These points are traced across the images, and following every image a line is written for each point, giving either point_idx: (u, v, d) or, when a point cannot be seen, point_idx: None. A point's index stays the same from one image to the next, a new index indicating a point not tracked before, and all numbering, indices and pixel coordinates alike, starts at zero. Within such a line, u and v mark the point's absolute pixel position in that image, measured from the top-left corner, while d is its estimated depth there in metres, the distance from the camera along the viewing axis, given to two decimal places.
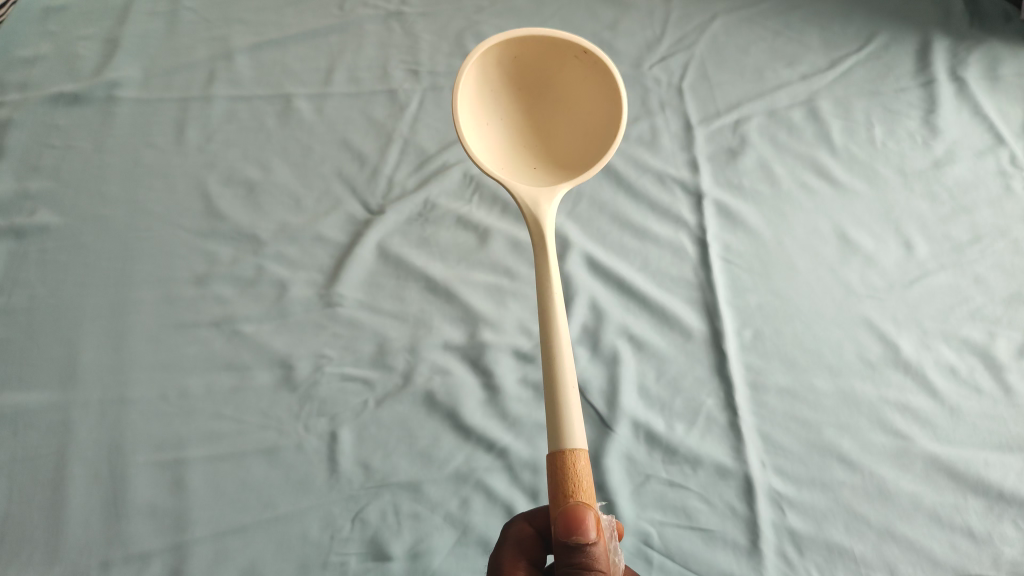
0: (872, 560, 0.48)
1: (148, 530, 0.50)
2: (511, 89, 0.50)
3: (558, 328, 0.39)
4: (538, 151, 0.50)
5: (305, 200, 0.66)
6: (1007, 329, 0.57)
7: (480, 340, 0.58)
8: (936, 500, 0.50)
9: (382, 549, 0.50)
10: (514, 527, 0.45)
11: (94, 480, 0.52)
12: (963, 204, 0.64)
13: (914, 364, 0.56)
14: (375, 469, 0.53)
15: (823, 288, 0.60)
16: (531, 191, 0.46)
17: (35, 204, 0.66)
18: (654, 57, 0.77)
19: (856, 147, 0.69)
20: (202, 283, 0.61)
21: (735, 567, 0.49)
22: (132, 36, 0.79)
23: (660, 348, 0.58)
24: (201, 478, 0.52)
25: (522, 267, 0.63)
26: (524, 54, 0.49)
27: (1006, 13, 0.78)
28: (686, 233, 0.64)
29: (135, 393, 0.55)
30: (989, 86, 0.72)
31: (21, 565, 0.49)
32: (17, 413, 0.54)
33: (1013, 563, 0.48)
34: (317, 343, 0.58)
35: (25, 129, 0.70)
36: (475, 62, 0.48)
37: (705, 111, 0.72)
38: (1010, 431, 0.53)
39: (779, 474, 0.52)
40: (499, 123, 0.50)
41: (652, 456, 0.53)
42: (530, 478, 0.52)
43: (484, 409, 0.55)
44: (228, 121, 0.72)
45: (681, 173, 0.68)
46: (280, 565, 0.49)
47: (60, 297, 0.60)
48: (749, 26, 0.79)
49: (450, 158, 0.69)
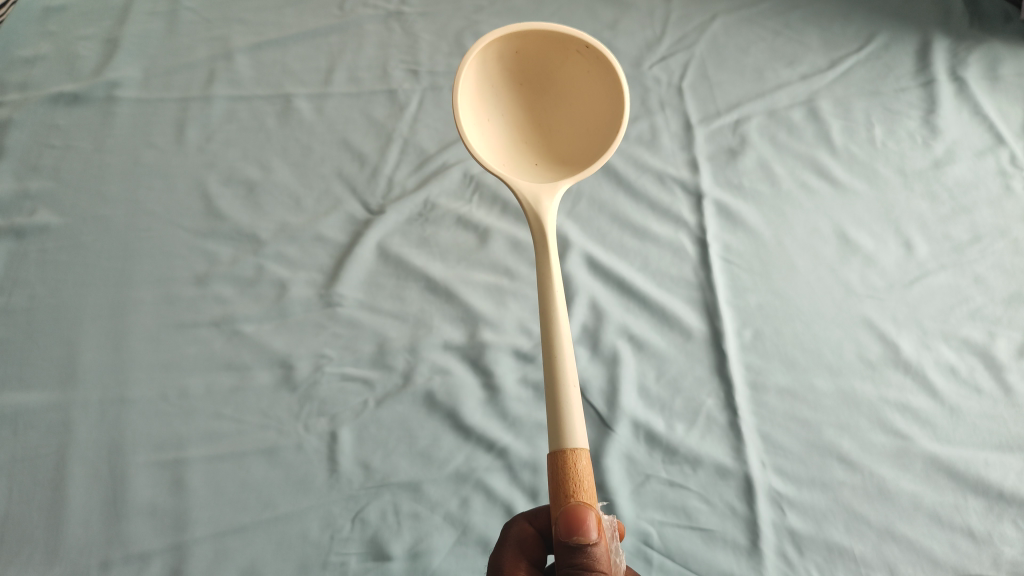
0: (872, 560, 0.48)
1: (148, 530, 0.50)
2: (511, 84, 0.50)
3: (559, 327, 0.39)
4: (539, 147, 0.50)
5: (305, 200, 0.66)
6: (1007, 329, 0.57)
7: (479, 340, 0.58)
8: (936, 500, 0.50)
9: (382, 549, 0.50)
10: (516, 527, 0.45)
11: (94, 480, 0.52)
12: (963, 204, 0.64)
13: (914, 364, 0.56)
14: (375, 469, 0.53)
15: (823, 288, 0.60)
16: (532, 186, 0.46)
17: (36, 204, 0.66)
18: (654, 57, 0.77)
19: (856, 147, 0.69)
20: (201, 283, 0.61)
21: (735, 567, 0.49)
22: (132, 36, 0.79)
23: (660, 348, 0.58)
24: (201, 478, 0.52)
25: (522, 267, 0.63)
26: (525, 48, 0.49)
27: (1006, 13, 0.78)
28: (686, 232, 0.64)
29: (135, 393, 0.55)
30: (989, 86, 0.72)
31: (21, 565, 0.49)
32: (17, 413, 0.54)
33: (1013, 563, 0.48)
34: (317, 343, 0.58)
35: (25, 129, 0.70)
36: (476, 56, 0.48)
37: (705, 111, 0.72)
38: (1009, 431, 0.53)
39: (779, 475, 0.52)
40: (500, 119, 0.50)
41: (652, 456, 0.53)
42: (530, 478, 0.52)
43: (484, 409, 0.55)
44: (228, 121, 0.72)
45: (681, 173, 0.68)
46: (280, 565, 0.49)
47: (60, 296, 0.60)
48: (749, 26, 0.79)
49: (450, 158, 0.69)
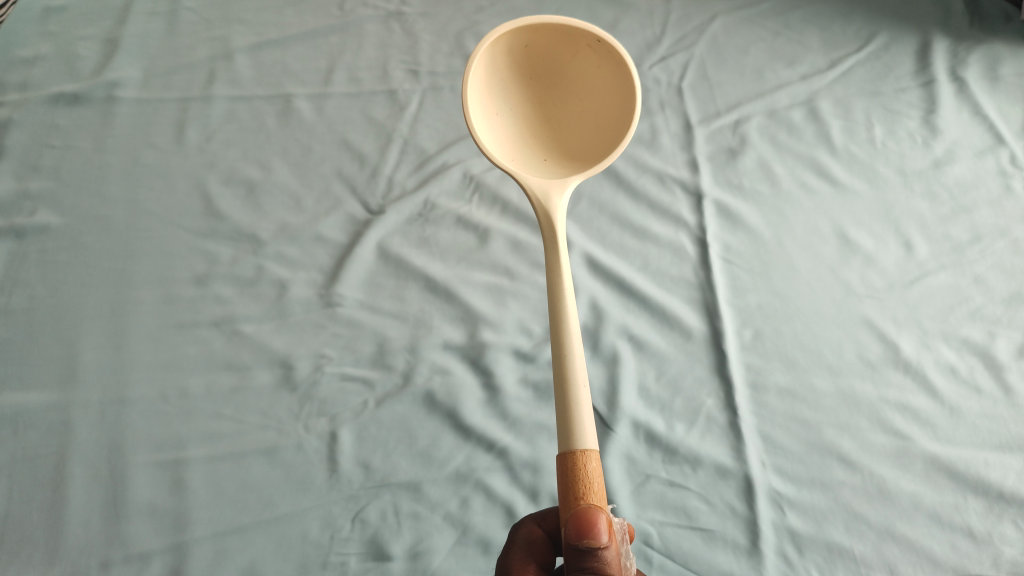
0: (872, 560, 0.48)
1: (148, 529, 0.50)
2: (520, 79, 0.50)
3: (570, 326, 0.39)
4: (548, 142, 0.50)
5: (305, 200, 0.66)
6: (1007, 329, 0.57)
7: (479, 340, 0.58)
8: (936, 500, 0.50)
9: (382, 549, 0.50)
10: (524, 530, 0.45)
11: (94, 479, 0.52)
12: (963, 204, 0.64)
13: (913, 364, 0.56)
14: (375, 469, 0.53)
15: (823, 287, 0.60)
16: (542, 183, 0.46)
17: (36, 204, 0.66)
18: (654, 57, 0.77)
19: (856, 147, 0.69)
20: (201, 283, 0.61)
21: (735, 567, 0.49)
22: (133, 36, 0.79)
23: (660, 348, 0.58)
24: (202, 478, 0.52)
25: (523, 267, 0.62)
26: (534, 42, 0.49)
27: (1006, 13, 0.78)
28: (686, 232, 0.64)
29: (136, 393, 0.55)
30: (988, 86, 0.72)
31: (21, 564, 0.49)
32: (17, 413, 0.54)
33: (1013, 563, 0.48)
34: (317, 343, 0.58)
35: (24, 129, 0.70)
36: (486, 50, 0.47)
37: (705, 111, 0.72)
38: (1010, 431, 0.53)
39: (779, 474, 0.52)
40: (508, 114, 0.50)
41: (652, 456, 0.53)
42: (530, 479, 0.52)
43: (484, 409, 0.55)
44: (228, 121, 0.72)
45: (681, 172, 0.68)
46: (280, 565, 0.49)
47: (60, 296, 0.60)
48: (749, 26, 0.79)
49: (450, 158, 0.69)
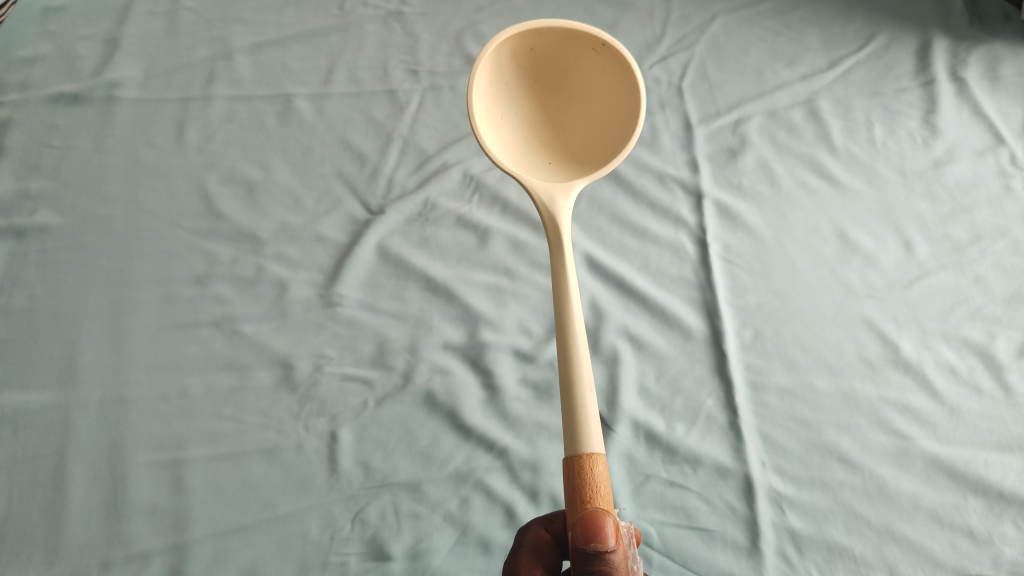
0: (872, 561, 0.48)
1: (148, 529, 0.50)
2: (525, 82, 0.50)
3: (575, 331, 0.39)
4: (553, 146, 0.49)
5: (305, 200, 0.66)
6: (1007, 329, 0.57)
7: (479, 340, 0.58)
8: (936, 499, 0.50)
9: (382, 549, 0.50)
10: (531, 534, 0.45)
11: (94, 479, 0.52)
12: (963, 204, 0.64)
13: (913, 364, 0.56)
14: (375, 469, 0.53)
15: (823, 288, 0.60)
16: (547, 186, 0.45)
17: (36, 204, 0.66)
18: (654, 57, 0.77)
19: (856, 146, 0.69)
20: (201, 283, 0.61)
21: (735, 567, 0.49)
22: (133, 36, 0.79)
23: (659, 347, 0.58)
24: (201, 478, 0.52)
25: (522, 267, 0.62)
26: (539, 46, 0.49)
27: (1006, 13, 0.78)
28: (686, 232, 0.64)
29: (136, 393, 0.55)
30: (987, 85, 0.72)
31: (21, 565, 0.49)
32: (17, 412, 0.54)
33: (1013, 562, 0.48)
34: (317, 344, 0.58)
35: (24, 129, 0.70)
36: (491, 54, 0.48)
37: (705, 111, 0.72)
38: (1009, 431, 0.53)
39: (779, 475, 0.52)
40: (513, 117, 0.50)
41: (652, 456, 0.53)
42: (530, 478, 0.52)
43: (484, 409, 0.55)
44: (228, 121, 0.72)
45: (681, 172, 0.68)
46: (280, 565, 0.49)
47: (60, 297, 0.60)
48: (749, 25, 0.79)
49: (449, 158, 0.69)
